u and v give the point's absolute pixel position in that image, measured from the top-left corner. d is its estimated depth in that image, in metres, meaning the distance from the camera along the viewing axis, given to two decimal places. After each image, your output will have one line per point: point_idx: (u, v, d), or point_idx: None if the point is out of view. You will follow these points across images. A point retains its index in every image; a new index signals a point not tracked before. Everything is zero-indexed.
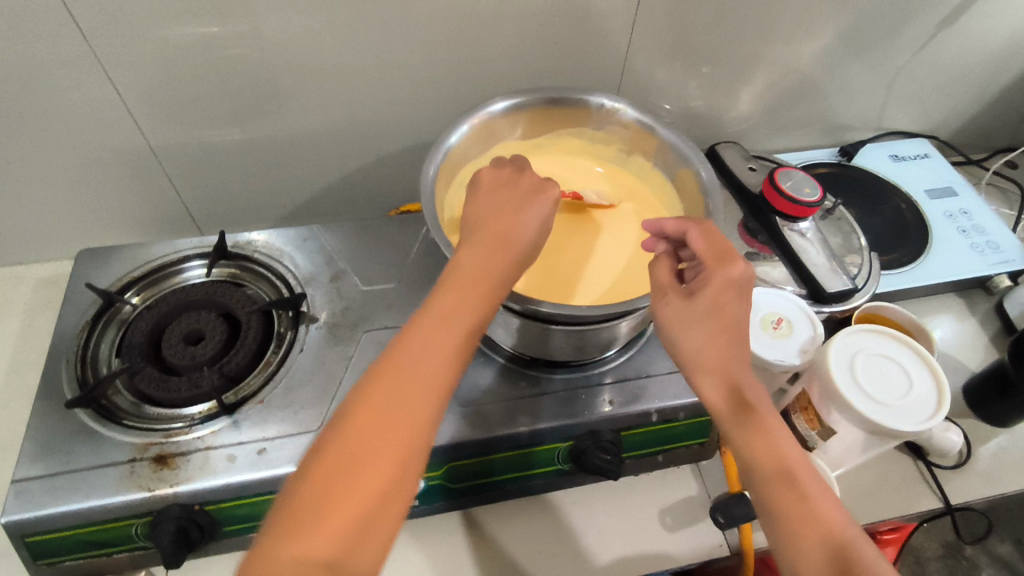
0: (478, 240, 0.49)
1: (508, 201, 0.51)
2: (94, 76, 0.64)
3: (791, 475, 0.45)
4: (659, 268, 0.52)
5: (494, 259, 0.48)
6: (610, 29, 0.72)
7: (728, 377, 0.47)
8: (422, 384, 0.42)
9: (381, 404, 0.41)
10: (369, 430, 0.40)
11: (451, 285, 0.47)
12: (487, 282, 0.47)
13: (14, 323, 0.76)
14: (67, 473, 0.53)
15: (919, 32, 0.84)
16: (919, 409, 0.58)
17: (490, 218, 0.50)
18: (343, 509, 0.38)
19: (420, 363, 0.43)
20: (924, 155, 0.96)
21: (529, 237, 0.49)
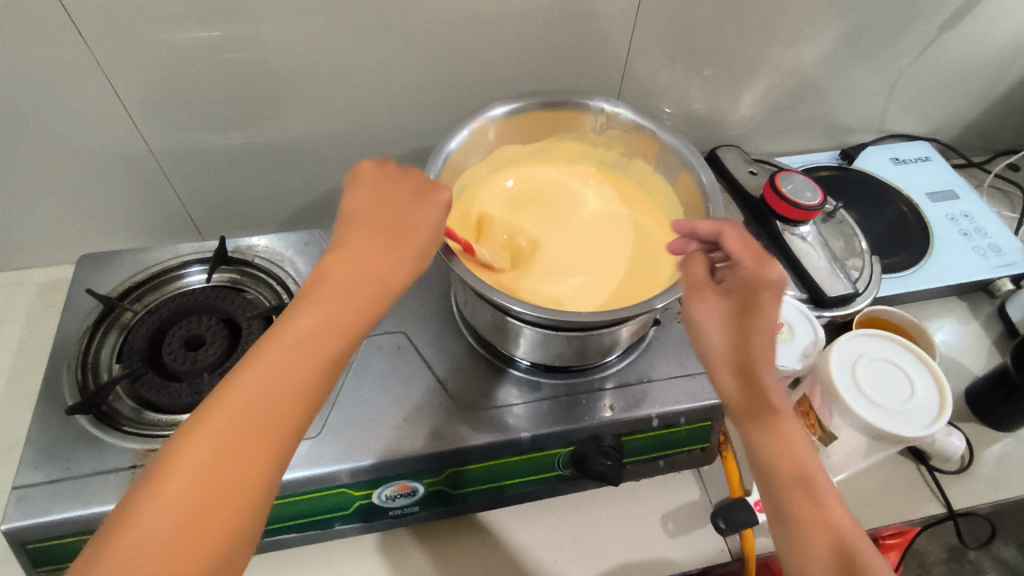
0: (360, 238, 0.46)
1: (396, 200, 0.49)
2: (96, 81, 0.64)
3: (808, 480, 0.44)
4: (694, 265, 0.52)
5: (385, 258, 0.45)
6: (611, 33, 0.72)
7: (750, 381, 0.47)
8: (283, 391, 0.40)
9: (233, 413, 0.38)
10: (221, 442, 0.38)
11: (326, 284, 0.44)
12: (367, 283, 0.44)
13: (16, 328, 0.77)
14: (67, 479, 0.53)
15: (920, 35, 0.84)
16: (920, 415, 0.58)
17: (377, 216, 0.48)
18: (203, 527, 0.36)
19: (284, 368, 0.40)
20: (925, 158, 0.96)
21: (416, 235, 0.47)
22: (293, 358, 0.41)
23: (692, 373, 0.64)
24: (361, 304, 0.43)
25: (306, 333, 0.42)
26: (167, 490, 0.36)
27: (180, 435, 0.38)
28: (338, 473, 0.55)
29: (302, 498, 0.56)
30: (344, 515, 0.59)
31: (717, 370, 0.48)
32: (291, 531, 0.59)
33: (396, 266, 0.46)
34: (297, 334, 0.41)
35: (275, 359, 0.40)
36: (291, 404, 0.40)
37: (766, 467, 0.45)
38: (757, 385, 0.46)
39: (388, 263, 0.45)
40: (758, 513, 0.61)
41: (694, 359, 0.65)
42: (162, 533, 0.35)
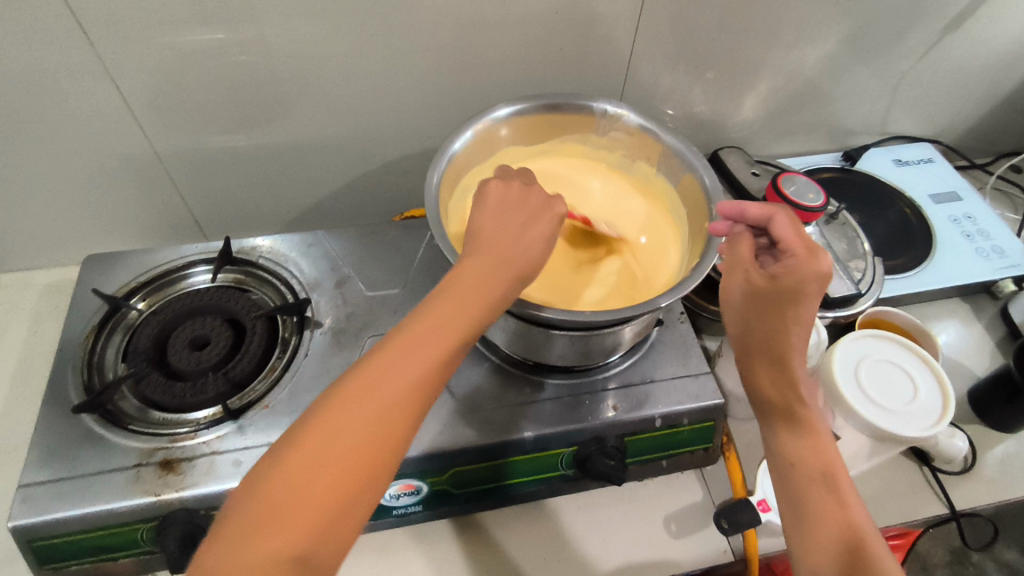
0: (471, 263, 0.47)
1: (514, 215, 0.51)
2: (102, 84, 0.64)
3: (827, 475, 0.47)
4: (743, 245, 0.53)
5: (496, 282, 0.47)
6: (614, 35, 0.73)
7: (782, 374, 0.50)
8: (388, 403, 0.40)
9: (347, 419, 0.39)
10: (332, 447, 0.38)
11: (443, 302, 0.45)
12: (478, 306, 0.45)
13: (21, 329, 0.77)
14: (73, 478, 0.53)
15: (923, 38, 0.84)
16: (924, 416, 0.58)
17: (490, 241, 0.49)
18: (306, 510, 0.36)
19: (392, 385, 0.40)
20: (928, 160, 0.96)
21: (525, 260, 0.49)
22: (398, 372, 0.41)
23: (695, 373, 0.64)
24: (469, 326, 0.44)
25: (422, 352, 0.42)
26: (280, 475, 0.37)
27: (292, 434, 0.38)
28: None
29: None
30: None
31: (751, 355, 0.52)
32: None
33: (501, 290, 0.47)
34: (411, 349, 0.42)
35: (389, 374, 0.41)
36: (396, 417, 0.40)
37: (787, 458, 0.49)
38: (790, 380, 0.49)
39: (496, 287, 0.47)
40: (761, 513, 0.61)
41: (697, 360, 0.65)
42: (279, 514, 0.35)
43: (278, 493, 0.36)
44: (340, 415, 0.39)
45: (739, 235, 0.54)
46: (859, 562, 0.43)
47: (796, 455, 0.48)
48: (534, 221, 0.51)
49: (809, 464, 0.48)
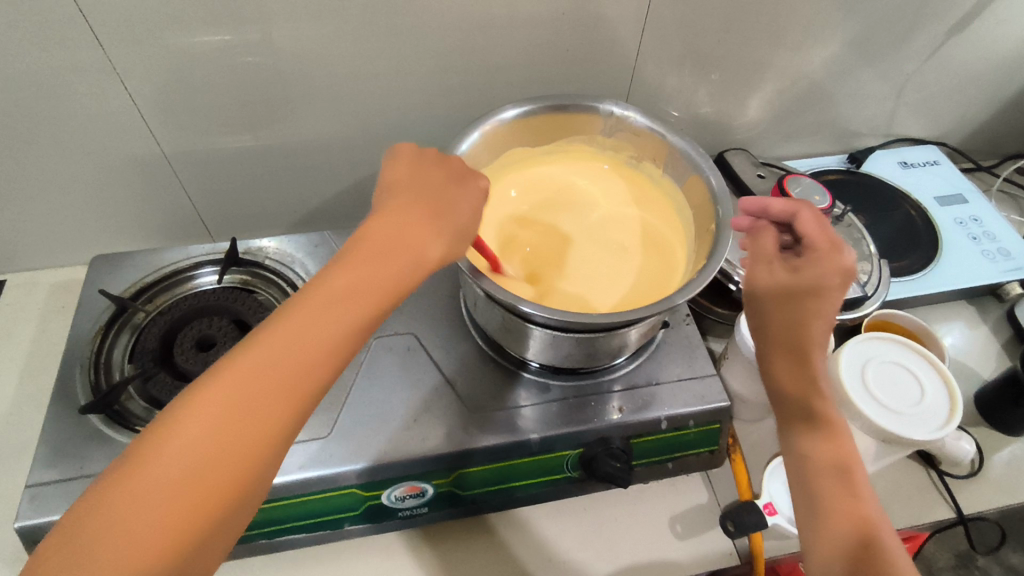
0: (384, 229, 0.45)
1: (432, 181, 0.49)
2: (110, 85, 0.65)
3: (843, 475, 0.46)
4: (767, 238, 0.53)
5: (416, 245, 0.44)
6: (620, 37, 0.73)
7: (800, 372, 0.49)
8: (283, 375, 0.38)
9: (234, 389, 0.36)
10: (214, 420, 0.36)
11: (349, 267, 0.42)
12: (394, 272, 0.43)
13: (28, 328, 0.77)
14: (80, 478, 0.54)
15: (928, 40, 0.84)
16: (931, 419, 0.58)
17: (408, 209, 0.46)
18: (203, 485, 0.35)
19: (287, 355, 0.38)
20: (933, 162, 0.95)
21: (444, 225, 0.46)
22: (296, 341, 0.39)
23: (701, 375, 0.64)
24: (383, 291, 0.42)
25: (324, 320, 0.40)
26: (170, 449, 0.35)
27: (174, 407, 0.36)
28: (346, 474, 0.55)
29: (312, 498, 0.56)
30: (354, 516, 0.59)
31: (768, 350, 0.51)
32: (300, 531, 0.59)
33: (421, 255, 0.45)
34: (311, 315, 0.40)
35: (282, 342, 0.38)
36: (291, 389, 0.38)
37: (804, 457, 0.48)
38: (808, 376, 0.48)
39: (416, 251, 0.44)
40: (767, 516, 0.61)
41: (702, 361, 0.65)
42: (172, 489, 0.34)
43: (159, 469, 0.34)
44: (226, 387, 0.37)
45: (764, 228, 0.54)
46: (866, 561, 0.42)
47: (813, 453, 0.47)
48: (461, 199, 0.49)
49: (826, 463, 0.47)
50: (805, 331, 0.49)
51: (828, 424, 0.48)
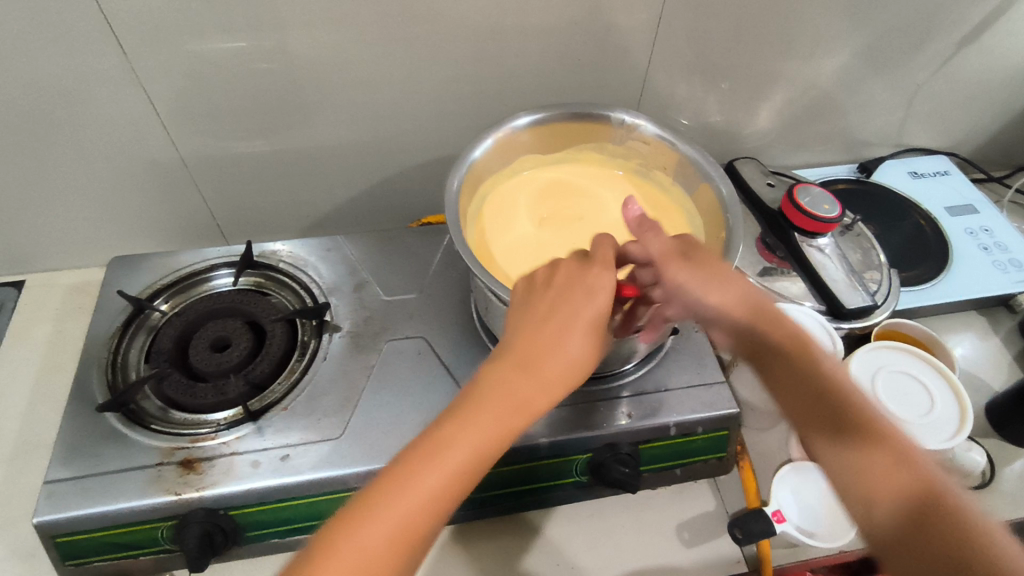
0: (542, 336, 0.48)
1: (553, 308, 0.49)
2: (132, 90, 0.66)
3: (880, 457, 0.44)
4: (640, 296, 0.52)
5: (570, 350, 0.48)
6: (630, 46, 0.73)
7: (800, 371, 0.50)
8: (462, 469, 0.43)
9: (424, 492, 0.41)
10: (406, 521, 0.41)
11: (473, 411, 0.44)
12: (547, 376, 0.47)
13: (45, 328, 0.79)
14: (96, 476, 0.54)
15: (938, 50, 0.84)
16: (943, 428, 0.58)
17: (564, 314, 0.48)
18: None
19: (469, 453, 0.43)
20: (944, 172, 0.95)
21: (588, 324, 0.49)
22: (475, 446, 0.43)
23: (709, 382, 0.64)
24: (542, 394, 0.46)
25: (485, 423, 0.44)
26: None
27: (318, 545, 0.39)
28: (356, 476, 0.55)
29: (322, 500, 0.57)
30: None
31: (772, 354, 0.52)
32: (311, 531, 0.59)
33: (533, 405, 0.46)
34: (487, 423, 0.44)
35: (464, 445, 0.43)
36: (460, 482, 0.43)
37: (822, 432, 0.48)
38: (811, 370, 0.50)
39: (566, 353, 0.48)
40: (776, 524, 0.60)
41: (711, 369, 0.65)
42: None
43: None
44: (416, 496, 0.41)
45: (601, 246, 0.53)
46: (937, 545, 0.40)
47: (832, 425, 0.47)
48: (591, 284, 0.50)
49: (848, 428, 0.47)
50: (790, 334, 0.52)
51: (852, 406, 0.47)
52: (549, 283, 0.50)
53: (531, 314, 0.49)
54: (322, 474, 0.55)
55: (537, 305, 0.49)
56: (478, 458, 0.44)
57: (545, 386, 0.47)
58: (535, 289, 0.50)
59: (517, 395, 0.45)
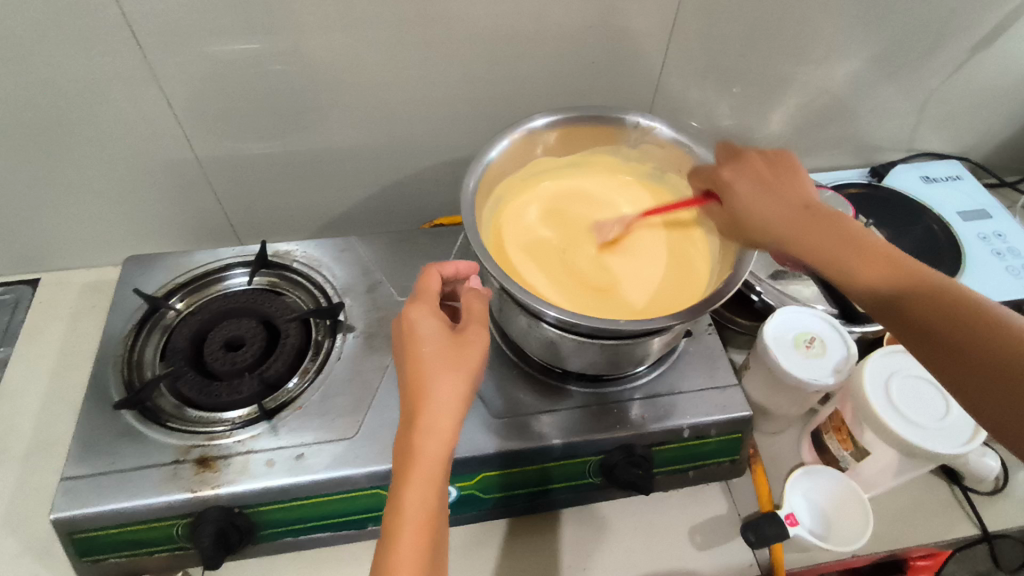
0: (413, 388, 0.45)
1: (429, 361, 0.46)
2: (150, 91, 0.67)
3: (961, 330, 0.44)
4: (478, 300, 0.52)
5: (440, 392, 0.45)
6: (644, 49, 0.74)
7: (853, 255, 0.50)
8: (419, 535, 0.42)
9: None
10: None
11: (404, 477, 0.43)
12: (436, 417, 0.44)
13: (60, 327, 0.79)
14: (112, 473, 0.55)
15: (951, 55, 0.84)
16: (957, 432, 0.58)
17: (418, 369, 0.46)
18: None
19: (413, 523, 0.42)
20: (956, 177, 0.95)
21: (445, 354, 0.47)
22: (415, 512, 0.42)
23: (723, 386, 0.64)
24: (450, 421, 0.44)
25: (410, 489, 0.42)
26: None
27: None
28: (371, 476, 0.56)
29: (336, 499, 0.57)
30: (378, 517, 0.60)
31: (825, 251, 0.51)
32: (324, 530, 0.59)
33: (446, 440, 0.44)
34: (414, 489, 0.42)
35: (408, 520, 0.42)
36: (429, 541, 0.42)
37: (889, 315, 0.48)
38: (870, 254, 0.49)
39: (438, 395, 0.44)
40: (789, 528, 0.60)
41: (724, 372, 0.65)
42: None
43: None
44: None
45: (421, 278, 0.53)
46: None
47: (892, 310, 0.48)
48: (411, 323, 0.49)
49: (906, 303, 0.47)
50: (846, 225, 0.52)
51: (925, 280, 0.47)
52: (404, 344, 0.48)
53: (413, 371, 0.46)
54: (337, 473, 0.55)
55: (411, 361, 0.47)
56: (428, 516, 0.42)
57: (442, 420, 0.44)
58: (406, 348, 0.48)
59: (429, 450, 0.43)
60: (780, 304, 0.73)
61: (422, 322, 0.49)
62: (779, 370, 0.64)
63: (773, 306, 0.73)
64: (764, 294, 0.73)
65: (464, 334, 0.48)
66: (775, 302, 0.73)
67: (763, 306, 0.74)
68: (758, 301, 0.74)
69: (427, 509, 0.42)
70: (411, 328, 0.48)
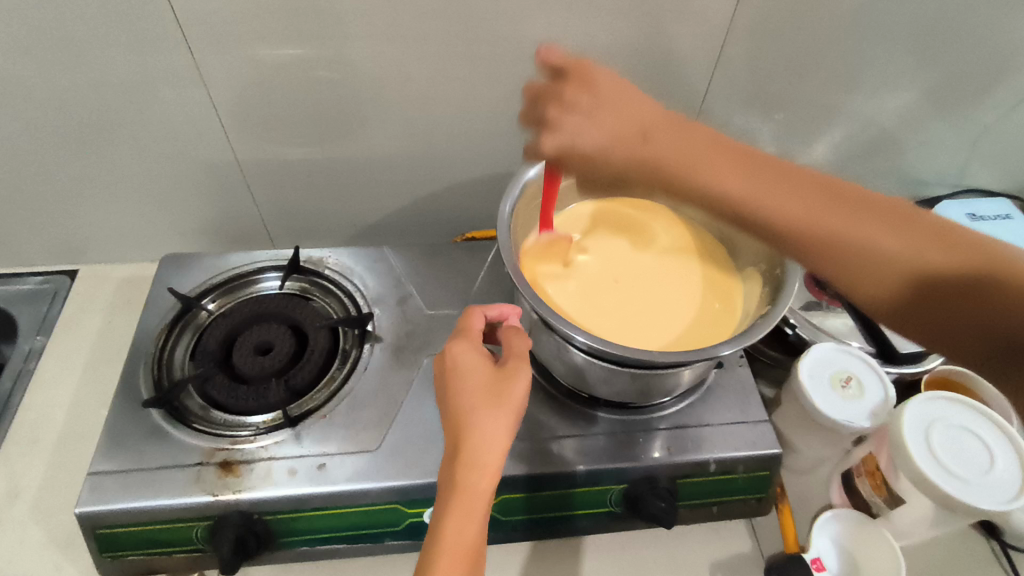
0: (458, 420, 0.46)
1: (474, 393, 0.47)
2: (197, 92, 0.68)
3: (814, 219, 0.55)
4: (519, 338, 0.52)
5: (483, 425, 0.45)
6: (690, 73, 0.73)
7: (741, 186, 0.58)
8: (457, 565, 0.41)
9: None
10: None
11: (449, 510, 0.43)
12: (481, 450, 0.44)
13: (96, 319, 0.81)
14: (137, 471, 0.55)
15: (1008, 92, 0.81)
16: (1000, 489, 0.55)
17: (461, 402, 0.46)
18: None
19: (453, 553, 0.41)
20: (1006, 217, 0.92)
21: (488, 387, 0.47)
22: (453, 542, 0.42)
23: (753, 421, 0.62)
24: (494, 455, 0.44)
25: (453, 521, 0.42)
26: None
27: None
28: (390, 491, 0.55)
29: (355, 512, 0.56)
30: (395, 532, 0.59)
31: (740, 198, 0.58)
32: (340, 542, 0.59)
33: (490, 475, 0.44)
34: (455, 517, 0.42)
35: (448, 550, 0.41)
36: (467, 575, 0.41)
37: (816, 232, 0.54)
38: (731, 170, 0.59)
39: (481, 427, 0.45)
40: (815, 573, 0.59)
41: (755, 407, 0.63)
42: None
43: None
44: None
45: (462, 317, 0.54)
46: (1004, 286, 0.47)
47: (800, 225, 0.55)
48: (453, 358, 0.50)
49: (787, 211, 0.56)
50: (692, 143, 0.62)
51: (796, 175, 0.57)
52: (449, 376, 0.49)
53: (457, 402, 0.47)
54: (357, 486, 0.55)
55: (456, 392, 0.47)
56: (468, 551, 0.42)
57: (487, 455, 0.44)
58: (450, 381, 0.49)
59: (471, 484, 0.43)
60: (815, 339, 0.71)
61: (465, 354, 0.49)
62: (813, 409, 0.63)
63: (808, 341, 0.71)
64: (799, 327, 0.72)
65: (505, 368, 0.49)
66: (810, 336, 0.71)
67: (797, 340, 0.72)
68: (792, 334, 0.72)
69: (469, 542, 0.42)
70: (454, 359, 0.49)
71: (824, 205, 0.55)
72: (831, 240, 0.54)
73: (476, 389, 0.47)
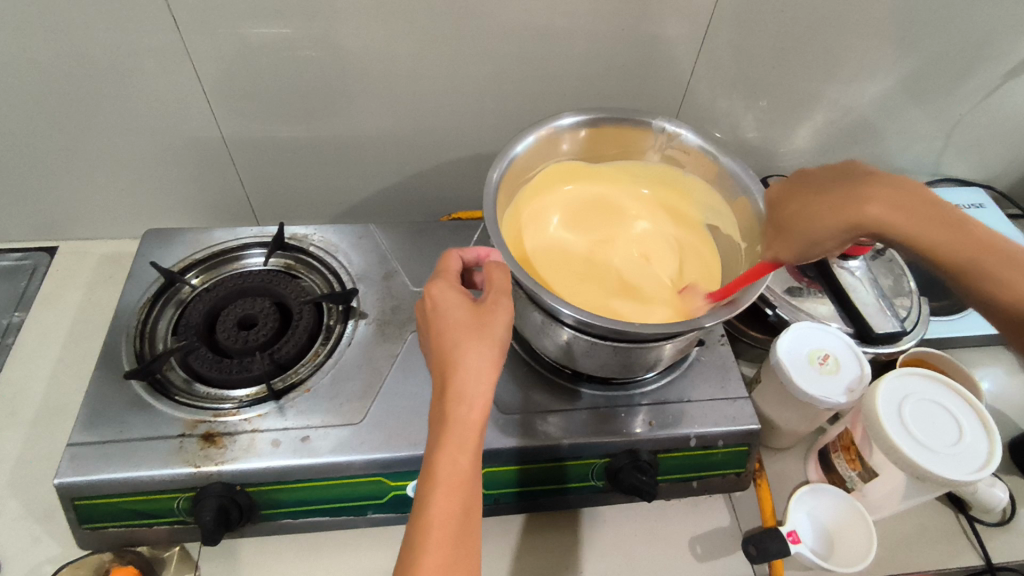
0: (444, 357, 0.47)
1: (457, 329, 0.47)
2: (180, 68, 0.67)
3: (937, 223, 0.52)
4: (499, 270, 0.52)
5: (468, 359, 0.46)
6: (675, 56, 0.73)
7: (891, 203, 0.52)
8: (452, 495, 0.42)
9: (439, 531, 0.41)
10: (449, 544, 0.41)
11: (440, 441, 0.43)
12: (467, 384, 0.45)
13: (76, 296, 0.80)
14: (119, 442, 0.55)
15: (982, 82, 0.83)
16: (969, 460, 0.57)
17: (443, 339, 0.47)
18: None
19: (447, 483, 0.42)
20: (979, 205, 0.94)
21: (469, 322, 0.48)
22: (447, 474, 0.42)
23: (733, 398, 0.63)
24: (482, 386, 0.45)
25: (446, 450, 0.43)
26: None
27: None
28: (373, 463, 0.56)
29: (339, 484, 0.57)
30: (378, 505, 0.59)
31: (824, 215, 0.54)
32: (323, 514, 0.59)
33: (480, 400, 0.45)
34: (447, 448, 0.43)
35: (442, 481, 0.42)
36: (464, 498, 0.42)
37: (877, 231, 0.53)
38: (828, 194, 0.55)
39: (467, 362, 0.46)
40: (791, 545, 0.60)
41: (735, 383, 0.64)
42: None
43: None
44: (437, 534, 0.41)
45: (443, 261, 0.55)
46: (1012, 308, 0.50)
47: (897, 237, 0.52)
48: (432, 301, 0.50)
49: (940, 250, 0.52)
50: (888, 186, 0.53)
51: (857, 182, 0.54)
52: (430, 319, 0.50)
53: (439, 338, 0.48)
54: (340, 458, 0.55)
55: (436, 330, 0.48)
56: (464, 476, 0.43)
57: (474, 387, 0.45)
58: (431, 323, 0.49)
59: (461, 413, 0.44)
60: (795, 319, 0.72)
61: (441, 296, 0.50)
62: (790, 387, 0.64)
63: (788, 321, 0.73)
64: (779, 309, 0.73)
65: (484, 303, 0.49)
66: (790, 317, 0.73)
67: (777, 320, 0.74)
68: (773, 315, 0.74)
69: (463, 462, 0.43)
70: (428, 304, 0.50)
71: (932, 222, 0.51)
72: (920, 216, 0.52)
73: (455, 323, 0.48)
